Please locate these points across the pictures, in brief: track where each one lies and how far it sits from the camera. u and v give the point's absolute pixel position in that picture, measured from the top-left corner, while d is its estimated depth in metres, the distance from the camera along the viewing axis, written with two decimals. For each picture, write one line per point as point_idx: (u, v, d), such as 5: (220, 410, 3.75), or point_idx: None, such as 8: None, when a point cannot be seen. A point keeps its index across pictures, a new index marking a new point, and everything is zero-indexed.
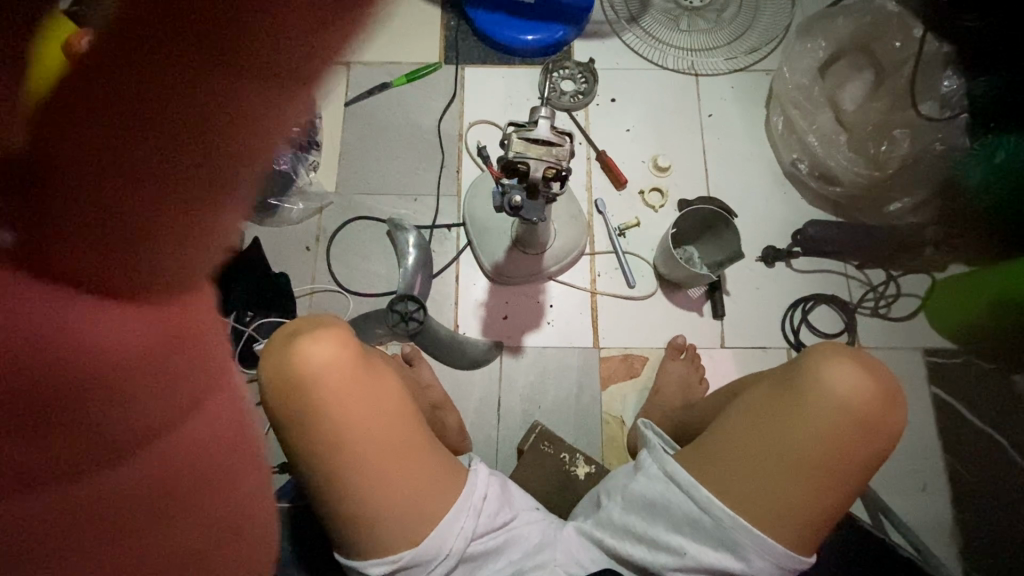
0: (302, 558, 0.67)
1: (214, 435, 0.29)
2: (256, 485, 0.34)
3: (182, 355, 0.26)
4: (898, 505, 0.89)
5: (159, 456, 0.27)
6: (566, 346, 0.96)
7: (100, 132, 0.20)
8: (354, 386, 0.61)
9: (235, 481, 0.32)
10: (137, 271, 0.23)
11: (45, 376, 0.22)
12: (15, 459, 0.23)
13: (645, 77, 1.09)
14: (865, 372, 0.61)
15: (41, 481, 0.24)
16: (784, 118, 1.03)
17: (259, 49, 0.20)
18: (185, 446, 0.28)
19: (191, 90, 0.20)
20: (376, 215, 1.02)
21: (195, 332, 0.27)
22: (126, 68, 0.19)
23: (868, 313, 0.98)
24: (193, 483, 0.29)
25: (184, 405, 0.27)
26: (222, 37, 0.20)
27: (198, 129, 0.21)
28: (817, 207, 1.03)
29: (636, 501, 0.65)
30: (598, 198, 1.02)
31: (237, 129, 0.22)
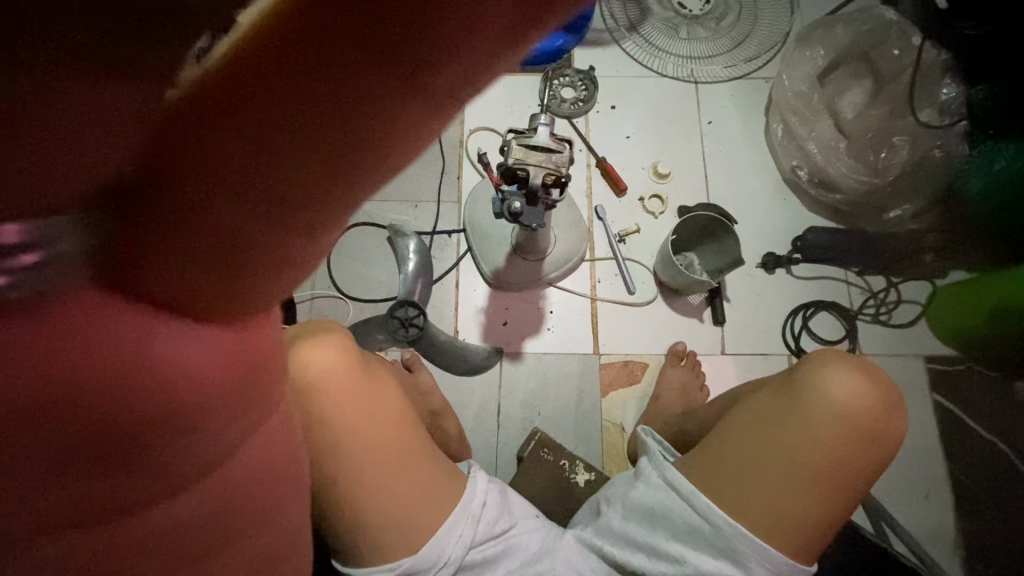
0: None
1: (265, 451, 0.28)
2: (291, 484, 0.33)
3: (253, 381, 0.24)
4: (900, 513, 0.89)
5: (223, 479, 0.26)
6: (566, 353, 0.96)
7: (225, 138, 0.15)
8: (354, 393, 0.61)
9: (276, 485, 0.31)
10: (226, 296, 0.20)
11: (118, 413, 0.20)
12: (86, 489, 0.21)
13: (645, 84, 1.10)
14: (866, 379, 0.61)
15: (102, 511, 0.22)
16: (784, 125, 1.04)
17: (450, 45, 0.14)
18: (242, 469, 0.26)
19: (345, 98, 0.15)
20: (376, 221, 1.02)
21: (269, 350, 0.25)
22: (287, 67, 0.14)
23: (868, 320, 0.98)
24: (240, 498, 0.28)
25: (243, 429, 0.25)
26: (405, 40, 0.14)
27: (337, 145, 0.16)
28: (817, 214, 1.04)
29: (636, 509, 0.65)
30: (598, 204, 1.03)
31: (348, 143, 0.16)
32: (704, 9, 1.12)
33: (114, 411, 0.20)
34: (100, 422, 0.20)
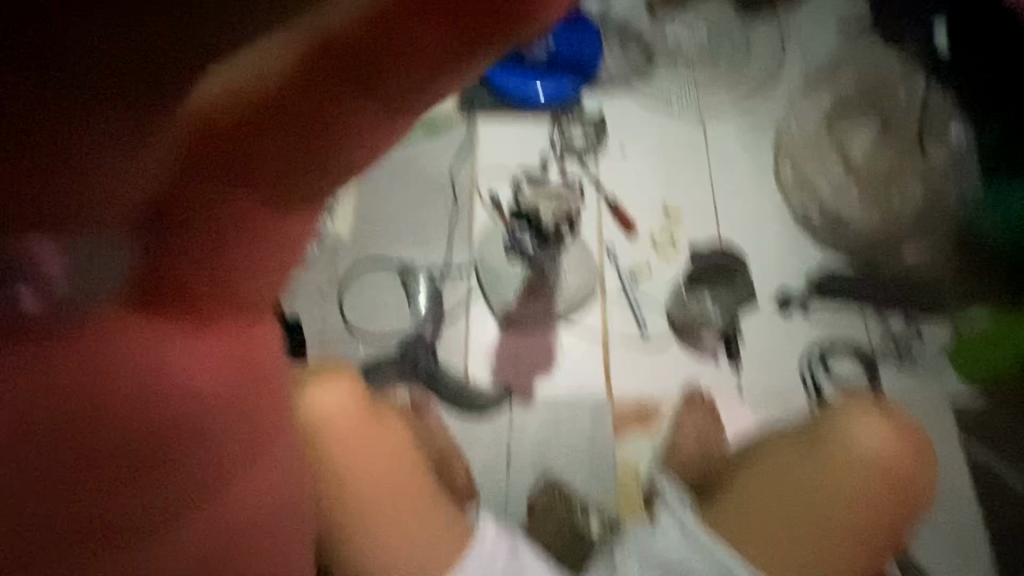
0: None
1: (251, 416, 0.37)
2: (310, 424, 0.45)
3: (249, 345, 0.37)
4: (932, 568, 0.84)
5: (186, 432, 0.34)
6: (578, 393, 0.94)
7: None
8: (362, 434, 0.60)
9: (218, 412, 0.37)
10: None
11: (100, 350, 0.32)
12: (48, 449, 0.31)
13: (653, 121, 1.09)
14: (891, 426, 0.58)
15: (124, 463, 0.33)
16: (794, 163, 1.04)
17: None
18: (204, 420, 0.35)
19: None
20: (388, 259, 1.02)
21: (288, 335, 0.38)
22: None
23: (891, 362, 0.94)
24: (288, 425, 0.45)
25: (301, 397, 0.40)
26: None
27: None
28: (833, 249, 0.99)
29: (654, 564, 0.59)
30: (608, 243, 1.02)
31: None
32: (710, 44, 1.11)
33: (74, 384, 0.32)
34: (128, 379, 0.33)
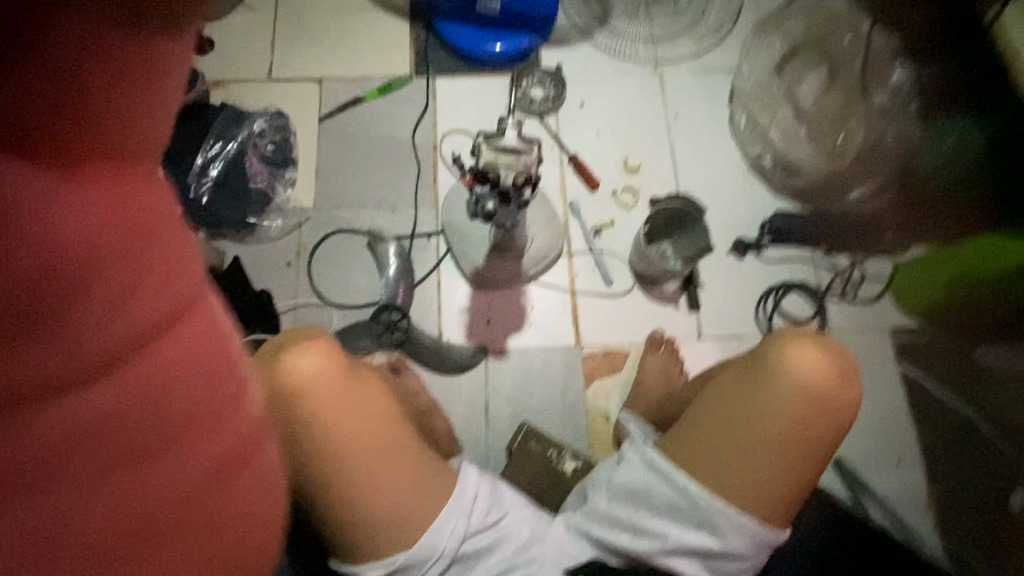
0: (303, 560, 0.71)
1: None
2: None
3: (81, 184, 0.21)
4: (870, 475, 0.93)
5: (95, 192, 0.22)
6: (550, 346, 0.98)
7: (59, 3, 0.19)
8: (347, 398, 0.62)
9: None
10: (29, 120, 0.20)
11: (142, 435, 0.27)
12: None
13: (611, 82, 1.12)
14: (823, 356, 0.61)
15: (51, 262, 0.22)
16: (747, 115, 1.09)
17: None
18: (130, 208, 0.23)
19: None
20: (355, 227, 1.02)
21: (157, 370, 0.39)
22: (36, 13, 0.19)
23: (837, 298, 1.02)
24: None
25: (209, 459, 0.30)
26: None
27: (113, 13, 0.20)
28: (784, 197, 1.07)
29: (619, 491, 0.65)
30: (572, 200, 1.05)
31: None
32: None
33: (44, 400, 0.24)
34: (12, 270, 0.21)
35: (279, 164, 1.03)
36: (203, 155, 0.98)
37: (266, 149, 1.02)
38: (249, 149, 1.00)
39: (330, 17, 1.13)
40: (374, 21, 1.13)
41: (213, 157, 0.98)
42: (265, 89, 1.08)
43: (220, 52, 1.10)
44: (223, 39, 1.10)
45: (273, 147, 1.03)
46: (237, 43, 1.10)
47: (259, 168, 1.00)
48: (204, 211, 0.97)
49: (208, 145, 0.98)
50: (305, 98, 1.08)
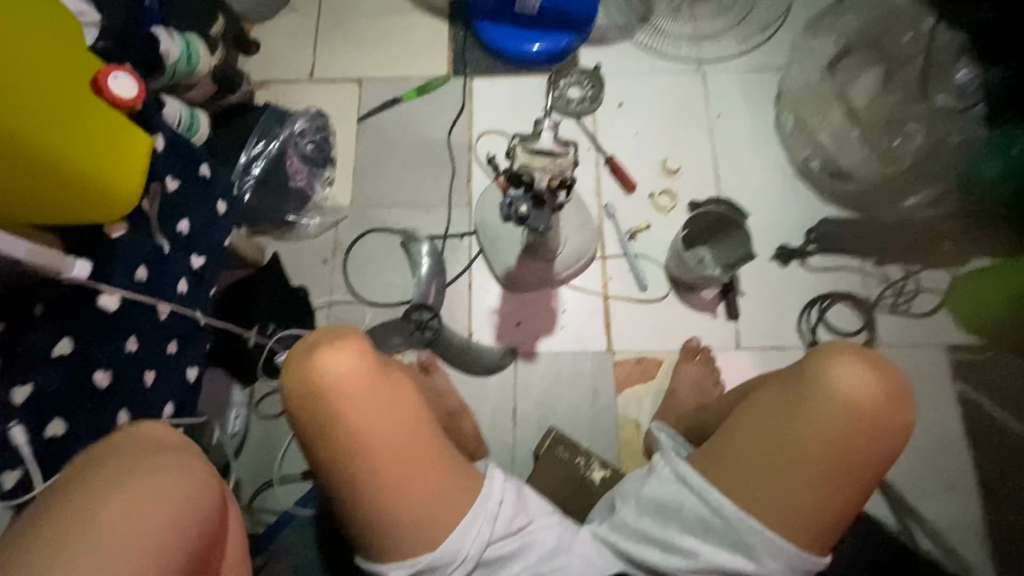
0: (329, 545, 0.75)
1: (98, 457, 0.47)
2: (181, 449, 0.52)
3: None
4: (918, 500, 0.87)
5: None
6: (581, 351, 0.96)
7: None
8: (375, 398, 0.62)
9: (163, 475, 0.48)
10: None
11: None
12: None
13: (651, 82, 1.09)
14: (871, 373, 0.57)
15: None
16: (794, 117, 1.04)
17: None
18: None
19: None
20: (390, 226, 1.03)
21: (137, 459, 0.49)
22: None
23: (887, 310, 0.96)
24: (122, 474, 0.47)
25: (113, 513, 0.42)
26: None
27: None
28: (832, 204, 1.02)
29: (648, 504, 0.63)
30: (607, 202, 1.03)
31: None
32: None
33: None
34: None
35: (319, 164, 1.04)
36: (247, 153, 0.99)
37: (306, 149, 1.03)
38: (290, 148, 1.01)
39: (371, 19, 1.15)
40: (414, 22, 1.14)
41: (256, 155, 0.99)
42: (307, 90, 1.10)
43: (265, 53, 1.13)
44: (269, 40, 1.13)
45: (313, 146, 1.04)
46: (282, 45, 1.13)
47: (299, 167, 1.01)
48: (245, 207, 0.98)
49: (252, 144, 1.00)
50: (345, 98, 1.10)
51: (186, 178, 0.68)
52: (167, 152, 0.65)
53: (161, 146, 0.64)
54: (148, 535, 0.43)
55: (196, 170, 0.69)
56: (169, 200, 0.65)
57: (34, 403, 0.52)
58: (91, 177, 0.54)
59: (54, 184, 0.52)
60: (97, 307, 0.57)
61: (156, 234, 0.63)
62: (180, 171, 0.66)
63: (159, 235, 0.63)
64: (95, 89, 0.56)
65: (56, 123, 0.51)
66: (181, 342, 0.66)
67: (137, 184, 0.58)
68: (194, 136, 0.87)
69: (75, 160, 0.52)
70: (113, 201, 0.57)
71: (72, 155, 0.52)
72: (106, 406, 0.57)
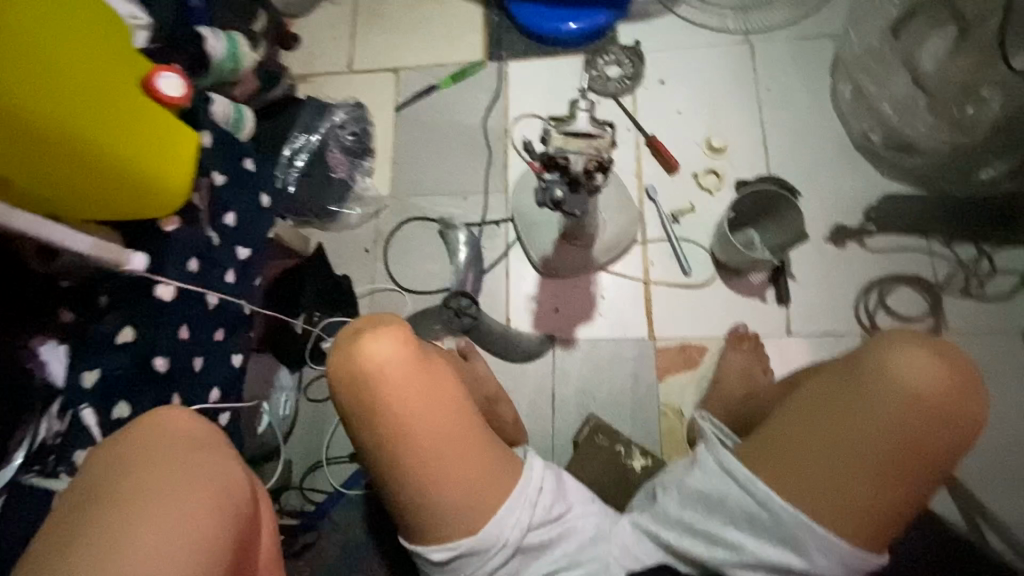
0: None
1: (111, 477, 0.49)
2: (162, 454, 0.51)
3: None
4: (992, 498, 0.81)
5: None
6: (620, 337, 0.94)
7: None
8: (416, 387, 0.63)
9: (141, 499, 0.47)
10: None
11: None
12: None
13: (695, 56, 1.04)
14: (940, 363, 0.53)
15: None
16: (853, 87, 0.98)
17: None
18: None
19: None
20: (428, 215, 1.04)
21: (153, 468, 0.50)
22: None
23: (956, 293, 0.89)
24: (114, 499, 0.47)
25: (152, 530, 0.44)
26: None
27: None
28: (895, 179, 0.95)
29: (691, 496, 0.61)
30: (649, 184, 1.00)
31: None
32: None
33: None
34: None
35: (358, 154, 1.07)
36: (290, 146, 1.01)
37: (346, 140, 1.06)
38: (331, 141, 1.04)
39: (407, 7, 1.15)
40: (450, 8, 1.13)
41: (298, 149, 1.01)
42: (346, 82, 1.12)
43: (306, 47, 1.15)
44: (309, 34, 1.16)
45: (353, 137, 1.06)
46: (321, 38, 1.15)
47: (340, 159, 1.04)
48: (289, 199, 1.01)
49: (294, 138, 1.02)
50: (382, 88, 1.11)
51: (234, 172, 0.70)
52: (213, 147, 0.67)
53: (207, 142, 0.66)
54: (183, 530, 0.46)
55: (240, 164, 0.71)
56: (217, 194, 0.68)
57: (101, 387, 0.56)
58: (147, 177, 0.57)
59: (109, 180, 0.55)
60: (154, 297, 0.60)
61: (205, 227, 0.66)
62: (227, 165, 0.69)
63: (208, 228, 0.66)
64: (147, 88, 0.59)
65: (111, 126, 0.54)
66: (228, 329, 0.69)
67: (185, 178, 0.61)
68: (239, 132, 0.89)
69: (133, 162, 0.56)
70: (166, 197, 0.60)
71: (127, 157, 0.55)
72: (163, 390, 0.60)
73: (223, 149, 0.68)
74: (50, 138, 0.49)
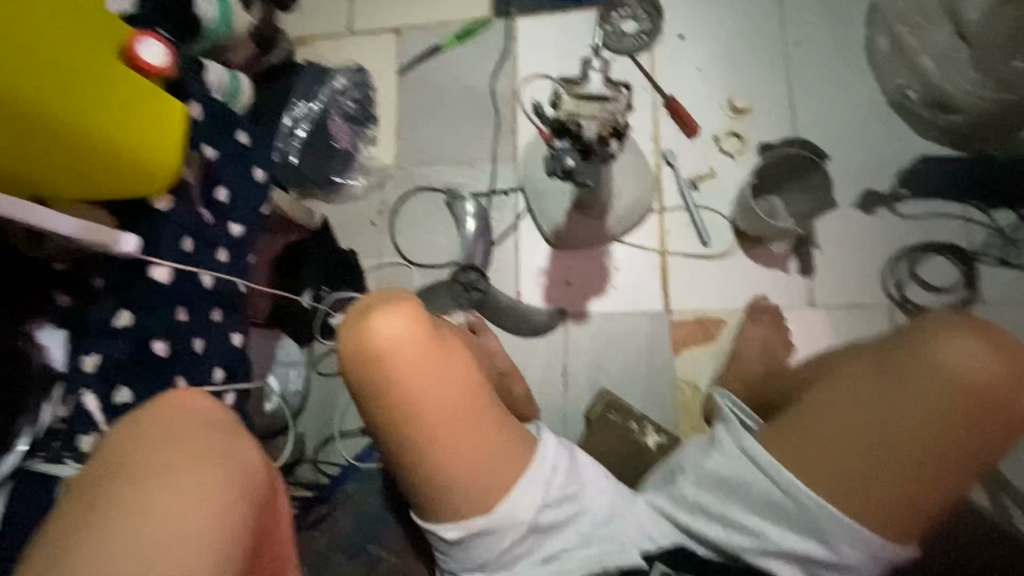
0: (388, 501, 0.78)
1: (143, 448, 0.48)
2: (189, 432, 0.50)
3: None
4: None
5: None
6: (634, 310, 0.91)
7: None
8: (426, 371, 0.61)
9: (169, 477, 0.47)
10: None
11: None
12: None
13: (717, 7, 0.96)
14: (992, 347, 0.49)
15: None
16: (891, 38, 0.90)
17: None
18: None
19: None
20: (434, 185, 1.00)
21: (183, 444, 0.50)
22: None
23: (995, 262, 0.84)
24: (144, 472, 0.47)
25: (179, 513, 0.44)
26: None
27: None
28: (933, 139, 0.88)
29: (710, 480, 0.59)
30: (666, 149, 0.94)
31: None
32: None
33: None
34: None
35: (360, 122, 1.02)
36: (290, 115, 0.96)
37: (347, 107, 1.01)
38: (333, 108, 0.99)
39: None
40: None
41: (299, 117, 0.96)
42: (345, 45, 1.06)
43: (302, 7, 1.09)
44: None
45: (354, 104, 1.02)
46: None
47: (343, 126, 0.99)
48: (289, 170, 0.96)
49: (294, 106, 0.97)
50: (383, 50, 1.05)
51: (227, 146, 0.67)
52: (204, 120, 0.65)
53: (198, 115, 0.64)
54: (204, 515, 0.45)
55: (231, 135, 0.67)
56: (212, 169, 0.65)
57: (103, 369, 0.56)
58: (134, 155, 0.55)
59: (88, 157, 0.52)
60: (148, 279, 0.59)
61: (197, 204, 0.63)
62: (219, 138, 0.66)
63: (200, 206, 0.64)
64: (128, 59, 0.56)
65: (92, 103, 0.52)
66: (228, 309, 0.67)
67: (176, 153, 0.58)
68: (234, 102, 0.84)
69: (115, 140, 0.53)
70: (156, 175, 0.57)
71: (109, 136, 0.53)
72: (167, 374, 0.60)
73: (214, 124, 0.66)
74: (19, 112, 0.46)
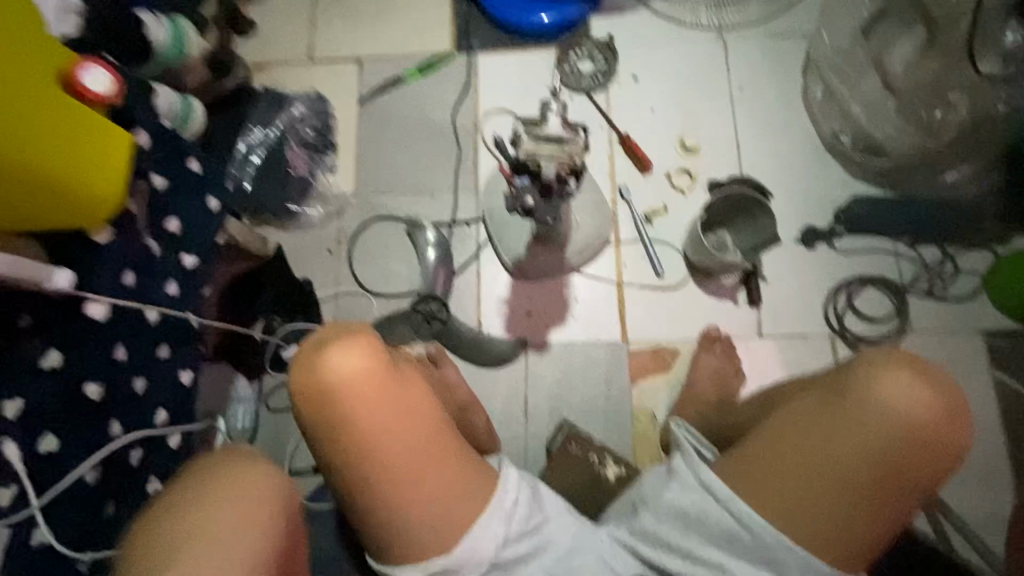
0: (343, 543, 0.75)
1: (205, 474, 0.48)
2: (227, 475, 0.49)
3: None
4: (953, 494, 0.83)
5: None
6: (593, 340, 0.93)
7: None
8: (387, 410, 0.59)
9: (221, 506, 0.46)
10: None
11: None
12: None
13: (668, 51, 1.02)
14: (926, 382, 0.53)
15: None
16: (823, 87, 0.98)
17: None
18: None
19: None
20: (394, 214, 1.00)
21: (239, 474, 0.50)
22: None
23: (921, 294, 0.91)
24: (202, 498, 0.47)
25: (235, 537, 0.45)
26: None
27: None
28: (863, 180, 0.96)
29: (669, 513, 0.60)
30: (622, 184, 0.98)
31: None
32: None
33: None
34: None
35: (319, 149, 1.00)
36: (245, 140, 0.96)
37: (305, 134, 1.00)
38: (290, 134, 0.99)
39: None
40: None
41: (254, 143, 0.96)
42: (305, 72, 1.06)
43: (260, 33, 1.08)
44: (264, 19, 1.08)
45: (312, 131, 1.00)
46: (278, 23, 1.08)
47: (299, 153, 0.98)
48: (244, 197, 0.95)
49: (249, 132, 0.97)
50: (344, 78, 1.05)
51: (177, 174, 0.65)
52: (155, 148, 0.62)
53: (145, 143, 0.61)
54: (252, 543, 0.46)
55: (182, 163, 0.65)
56: (158, 200, 0.62)
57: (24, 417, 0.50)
58: (73, 189, 0.52)
59: (17, 188, 0.49)
60: (84, 316, 0.55)
61: (142, 234, 0.61)
62: (167, 166, 0.63)
63: (145, 236, 0.61)
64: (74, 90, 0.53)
65: (31, 134, 0.49)
66: (174, 344, 0.65)
67: (117, 187, 0.56)
68: (186, 130, 0.83)
69: (53, 173, 0.50)
70: (93, 209, 0.55)
71: (48, 169, 0.50)
72: (101, 418, 0.57)
73: (163, 153, 0.63)
74: None
